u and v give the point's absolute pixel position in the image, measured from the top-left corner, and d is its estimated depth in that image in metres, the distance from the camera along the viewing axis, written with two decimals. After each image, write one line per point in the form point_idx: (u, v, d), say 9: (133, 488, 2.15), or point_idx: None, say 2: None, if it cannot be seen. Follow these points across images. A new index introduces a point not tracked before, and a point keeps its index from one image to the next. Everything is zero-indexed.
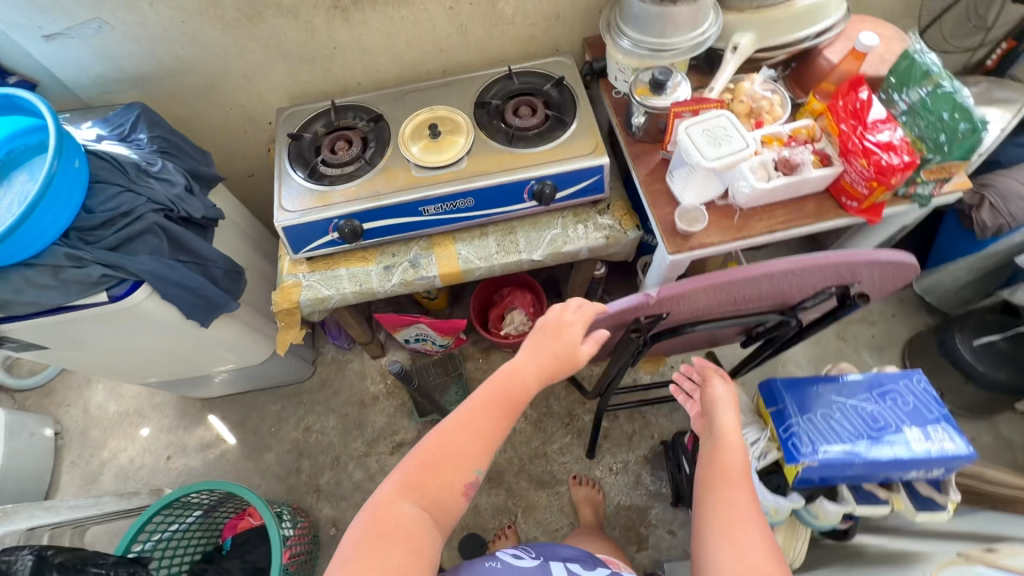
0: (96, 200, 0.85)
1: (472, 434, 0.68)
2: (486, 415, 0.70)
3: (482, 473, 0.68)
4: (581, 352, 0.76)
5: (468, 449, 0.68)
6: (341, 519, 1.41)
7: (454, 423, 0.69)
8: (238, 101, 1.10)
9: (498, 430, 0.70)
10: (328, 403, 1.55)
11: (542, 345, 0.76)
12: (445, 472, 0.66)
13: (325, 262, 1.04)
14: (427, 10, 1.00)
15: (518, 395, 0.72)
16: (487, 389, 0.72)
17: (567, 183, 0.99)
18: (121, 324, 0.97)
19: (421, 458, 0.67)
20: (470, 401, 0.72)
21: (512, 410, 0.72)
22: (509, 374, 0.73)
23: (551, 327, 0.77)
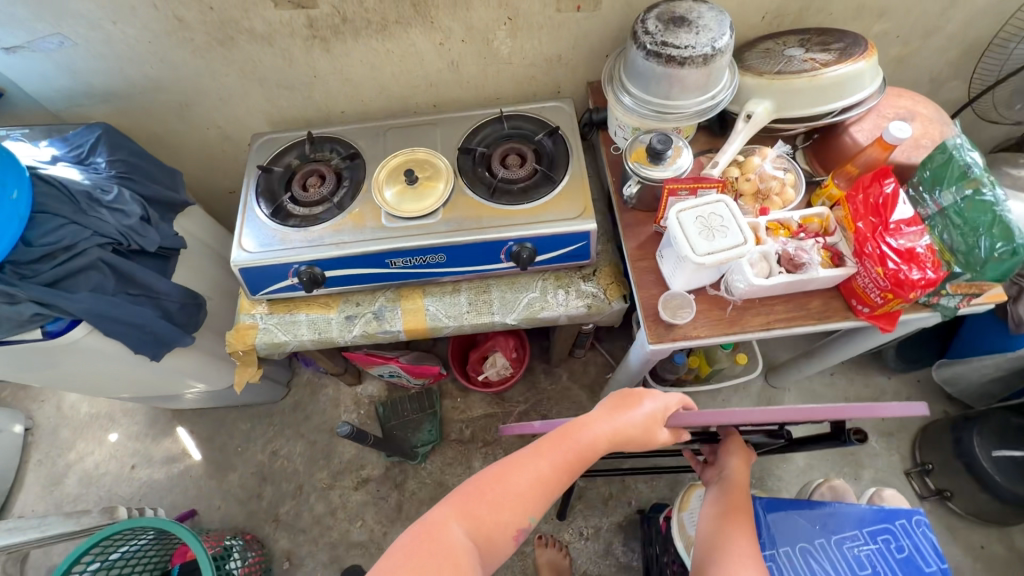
0: (37, 231, 0.80)
1: (532, 477, 0.62)
2: (552, 461, 0.64)
3: (534, 523, 0.62)
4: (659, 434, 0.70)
5: (527, 491, 0.62)
6: (296, 553, 1.36)
7: (517, 457, 0.64)
8: (215, 122, 1.04)
9: (561, 482, 0.64)
10: (298, 428, 1.50)
11: (620, 406, 0.70)
12: (500, 506, 0.60)
13: (285, 305, 0.98)
14: (415, 44, 0.92)
15: (587, 452, 0.66)
16: (555, 433, 0.67)
17: (548, 247, 0.91)
18: (67, 356, 0.92)
19: (477, 484, 0.62)
20: (535, 442, 0.66)
21: (578, 468, 0.65)
22: (580, 426, 0.67)
23: (629, 394, 0.72)
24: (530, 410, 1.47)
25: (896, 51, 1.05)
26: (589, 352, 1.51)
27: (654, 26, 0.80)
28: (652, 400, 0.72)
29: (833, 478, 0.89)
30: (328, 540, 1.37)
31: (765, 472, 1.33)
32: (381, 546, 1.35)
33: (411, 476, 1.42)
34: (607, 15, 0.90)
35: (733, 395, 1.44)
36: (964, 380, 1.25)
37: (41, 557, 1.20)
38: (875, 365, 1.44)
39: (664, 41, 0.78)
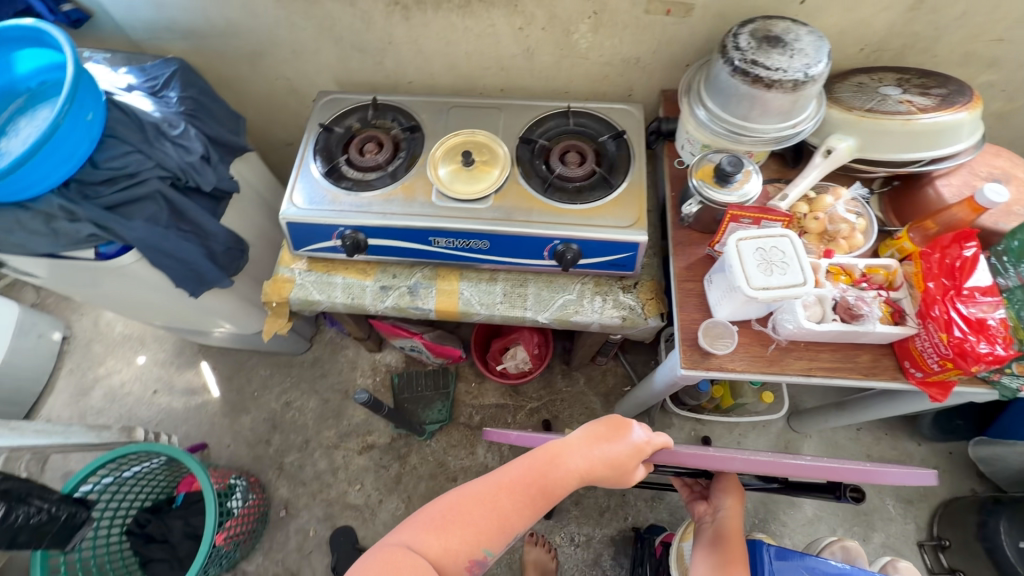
0: (104, 155, 0.82)
1: (491, 512, 0.66)
2: (513, 496, 0.67)
3: (492, 555, 0.66)
4: (632, 472, 0.70)
5: (483, 523, 0.65)
6: (294, 503, 1.40)
7: (479, 489, 0.68)
8: (284, 73, 1.05)
9: (520, 516, 0.67)
10: (314, 383, 1.53)
11: (594, 442, 0.70)
12: (455, 536, 0.64)
13: (324, 265, 0.99)
14: (494, 25, 0.90)
15: (552, 487, 0.68)
16: (520, 466, 0.69)
17: (594, 251, 0.88)
18: (113, 279, 0.95)
19: (439, 512, 0.67)
20: (500, 475, 0.69)
21: (541, 502, 0.68)
22: (546, 459, 0.69)
23: (607, 428, 0.72)
24: (542, 408, 1.46)
25: (997, 106, 0.98)
26: (610, 362, 1.49)
27: (746, 42, 0.76)
28: (629, 436, 0.71)
29: (847, 539, 0.85)
30: (326, 498, 1.40)
31: (770, 515, 1.30)
32: (376, 513, 1.38)
33: (415, 451, 1.44)
34: (697, 23, 0.86)
35: (751, 432, 1.40)
36: (1002, 462, 1.19)
37: (59, 462, 1.26)
38: (906, 429, 1.38)
39: (755, 60, 0.74)
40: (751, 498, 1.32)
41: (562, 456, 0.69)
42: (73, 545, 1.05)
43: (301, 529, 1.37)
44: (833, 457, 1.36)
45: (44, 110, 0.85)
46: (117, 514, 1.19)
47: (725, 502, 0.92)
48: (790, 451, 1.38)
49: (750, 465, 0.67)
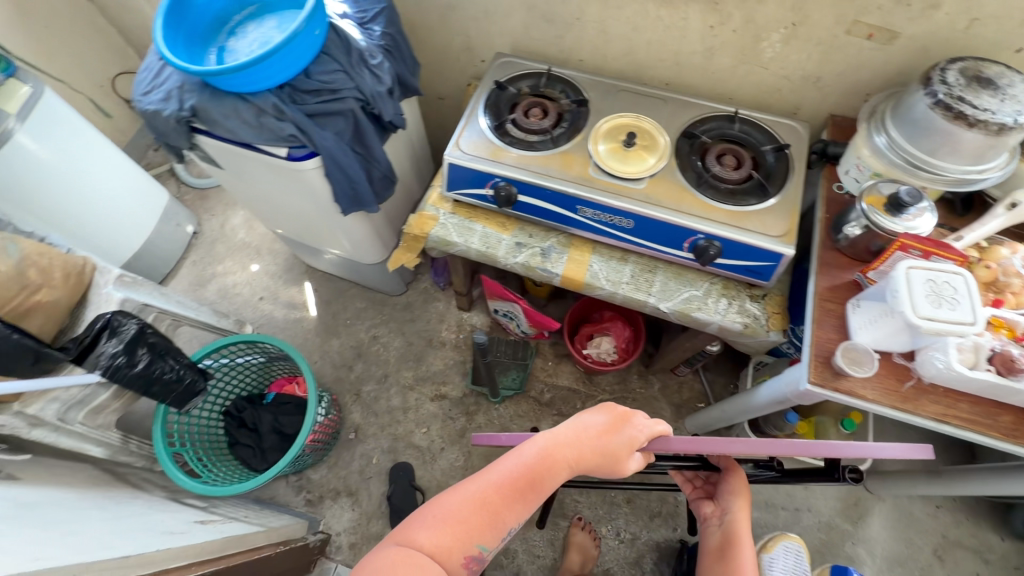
0: (317, 68, 0.91)
1: (482, 507, 0.71)
2: (502, 489, 0.73)
3: (487, 550, 0.70)
4: (622, 457, 0.77)
5: (474, 517, 0.70)
6: (363, 429, 1.48)
7: (469, 488, 0.73)
8: (467, 30, 1.12)
9: (511, 508, 0.72)
10: (402, 325, 1.62)
11: (581, 434, 0.78)
12: (449, 532, 0.69)
13: (467, 210, 1.05)
14: (686, 19, 0.93)
15: (544, 478, 0.75)
16: (507, 462, 0.75)
17: (735, 253, 0.90)
18: (282, 181, 1.05)
19: (438, 509, 0.71)
20: (490, 472, 0.75)
21: (532, 493, 0.74)
22: (534, 450, 0.76)
23: (596, 418, 0.81)
24: (611, 403, 1.48)
25: None
26: (689, 376, 1.49)
27: (954, 78, 0.75)
28: (618, 427, 0.80)
29: None
30: (393, 433, 1.48)
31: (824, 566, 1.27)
32: (436, 458, 1.44)
33: (482, 412, 1.49)
34: (895, 53, 0.86)
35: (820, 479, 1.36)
36: None
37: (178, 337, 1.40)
38: (992, 520, 1.30)
39: (962, 96, 0.73)
40: (808, 544, 1.29)
41: (553, 450, 0.76)
42: (186, 408, 1.17)
43: (365, 456, 1.45)
44: (904, 527, 1.31)
45: (274, 20, 0.96)
46: (220, 393, 1.32)
47: (732, 505, 0.96)
48: (858, 509, 1.33)
49: (749, 448, 0.68)
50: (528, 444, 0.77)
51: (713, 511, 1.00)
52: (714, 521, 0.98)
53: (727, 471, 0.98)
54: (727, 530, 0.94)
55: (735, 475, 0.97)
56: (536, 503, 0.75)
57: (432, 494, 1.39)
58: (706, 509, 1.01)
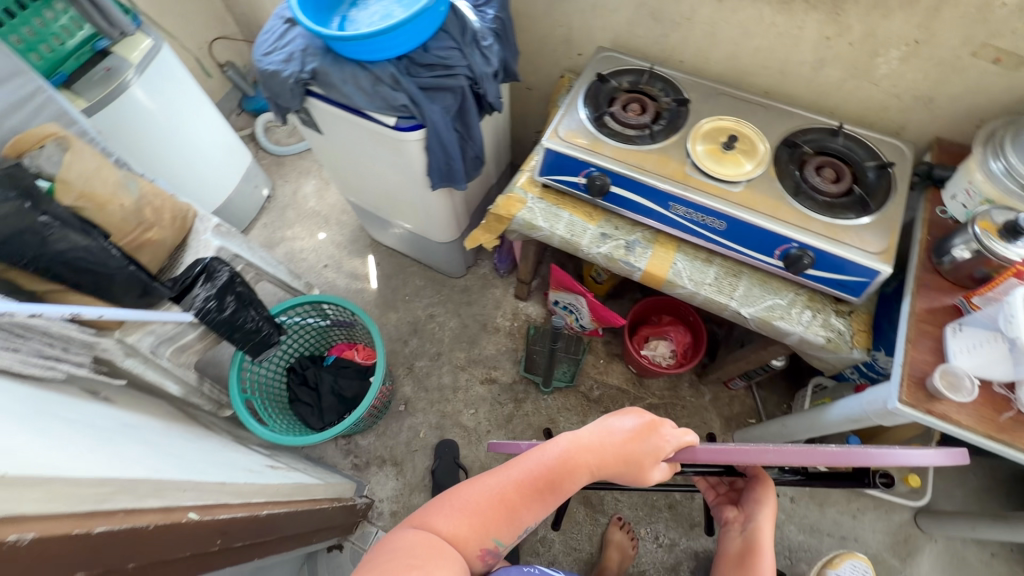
0: (434, 44, 0.94)
1: (499, 502, 0.73)
2: (520, 487, 0.74)
3: (501, 544, 0.73)
4: (645, 466, 0.73)
5: (490, 512, 0.72)
6: (413, 403, 1.51)
7: (489, 482, 0.75)
8: (571, 22, 1.15)
9: (527, 507, 0.73)
10: (459, 307, 1.65)
11: (606, 438, 0.75)
12: (465, 522, 0.71)
13: (555, 197, 1.07)
14: (801, 28, 0.93)
15: (563, 481, 0.74)
16: (526, 461, 0.75)
17: (827, 266, 0.89)
18: (379, 150, 1.08)
19: (458, 500, 0.73)
20: (510, 469, 0.75)
21: (550, 494, 0.74)
22: (556, 451, 0.75)
23: (622, 422, 0.77)
24: (660, 407, 1.48)
25: None
26: (742, 390, 1.48)
27: None
28: (645, 436, 0.75)
29: None
30: (441, 410, 1.50)
31: None
32: (481, 440, 1.46)
33: (530, 400, 1.51)
34: (1021, 80, 0.84)
35: (869, 510, 1.33)
36: None
37: None
38: None
39: None
40: None
41: (573, 454, 0.74)
42: (259, 358, 1.22)
43: (413, 428, 1.48)
44: (956, 570, 1.27)
45: None
46: (287, 349, 1.37)
47: (758, 513, 0.90)
48: (907, 545, 1.30)
49: (783, 458, 0.62)
50: (550, 444, 0.76)
51: (735, 517, 0.94)
52: (736, 526, 0.93)
53: (754, 479, 0.93)
54: (748, 536, 0.88)
55: (762, 483, 0.93)
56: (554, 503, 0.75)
57: (474, 474, 1.41)
58: (729, 514, 0.96)
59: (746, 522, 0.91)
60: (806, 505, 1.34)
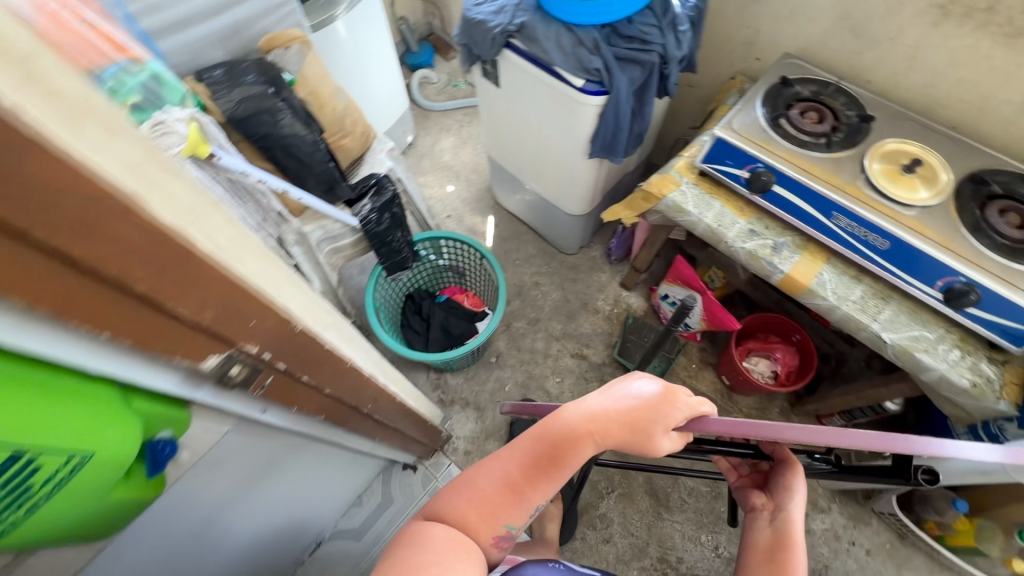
0: (638, 18, 1.00)
1: (503, 484, 0.71)
2: (521, 469, 0.71)
3: (514, 529, 0.71)
4: (646, 432, 0.66)
5: (497, 493, 0.71)
6: (504, 357, 1.59)
7: (493, 464, 0.73)
8: (762, 25, 1.17)
9: (532, 488, 0.71)
10: (564, 281, 1.70)
11: (606, 408, 0.69)
12: (473, 506, 0.70)
13: (709, 187, 1.10)
14: (1020, 66, 0.90)
15: (566, 459, 0.70)
16: (527, 441, 0.72)
17: (993, 309, 0.86)
18: (549, 110, 1.16)
19: (468, 484, 0.73)
20: (513, 449, 0.73)
21: (554, 472, 0.70)
22: (553, 425, 0.71)
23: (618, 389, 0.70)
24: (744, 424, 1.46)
25: None
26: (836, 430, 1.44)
27: None
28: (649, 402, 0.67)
29: None
30: (529, 371, 1.57)
31: None
32: None
33: None
34: None
35: None
36: None
37: None
38: None
39: None
40: None
41: (573, 433, 0.69)
42: (393, 277, 1.34)
43: (499, 381, 1.56)
44: None
45: None
46: (410, 278, 1.50)
47: (794, 502, 0.74)
48: None
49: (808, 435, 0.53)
50: (547, 422, 0.72)
51: (765, 504, 0.77)
52: (763, 514, 0.76)
53: (782, 464, 0.78)
54: (778, 527, 0.72)
55: (794, 468, 0.76)
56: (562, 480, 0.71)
57: None
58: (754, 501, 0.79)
59: (778, 512, 0.75)
60: (882, 561, 1.29)
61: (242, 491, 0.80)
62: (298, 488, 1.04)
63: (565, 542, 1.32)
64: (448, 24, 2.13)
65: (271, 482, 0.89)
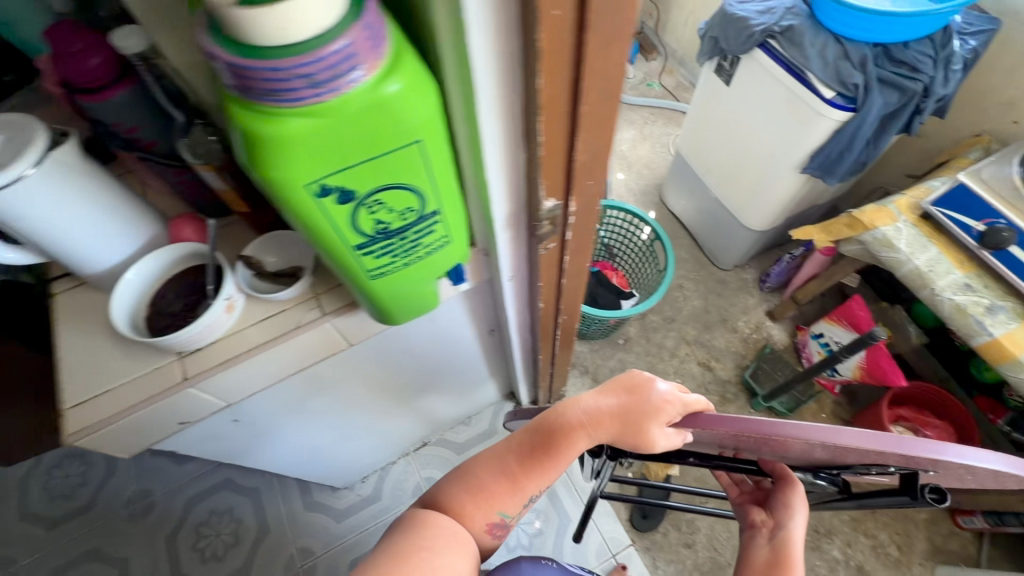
0: (914, 46, 1.00)
1: (500, 475, 0.75)
2: (514, 461, 0.73)
3: (507, 515, 0.77)
4: (640, 429, 0.65)
5: (493, 486, 0.75)
6: (630, 343, 1.63)
7: (489, 457, 0.76)
8: None
9: (527, 478, 0.74)
10: (708, 292, 1.70)
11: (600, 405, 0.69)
12: (468, 497, 0.74)
13: (929, 231, 1.07)
14: None
15: (559, 451, 0.71)
16: (521, 433, 0.74)
17: None
18: (778, 116, 1.18)
19: (465, 473, 0.77)
20: (508, 442, 0.76)
21: (546, 462, 0.72)
22: (549, 419, 0.72)
23: (614, 386, 0.69)
24: None
25: None
26: (970, 534, 1.32)
27: None
28: (643, 396, 0.67)
29: None
30: (652, 363, 1.59)
31: None
32: None
33: (736, 404, 1.52)
34: None
35: None
36: None
37: None
38: None
39: None
40: None
41: (566, 428, 0.70)
42: None
43: (620, 362, 1.60)
44: None
45: None
46: None
47: (795, 521, 0.67)
48: None
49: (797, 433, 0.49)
50: (544, 416, 0.73)
51: (765, 521, 0.71)
52: (762, 532, 0.70)
53: (780, 479, 0.68)
54: (775, 548, 0.67)
55: (793, 487, 0.67)
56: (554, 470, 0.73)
57: None
58: (753, 519, 0.73)
59: (777, 530, 0.68)
60: None
61: (432, 346, 0.95)
62: (451, 377, 1.18)
63: (645, 530, 1.34)
64: (664, 27, 2.20)
65: (445, 356, 1.03)
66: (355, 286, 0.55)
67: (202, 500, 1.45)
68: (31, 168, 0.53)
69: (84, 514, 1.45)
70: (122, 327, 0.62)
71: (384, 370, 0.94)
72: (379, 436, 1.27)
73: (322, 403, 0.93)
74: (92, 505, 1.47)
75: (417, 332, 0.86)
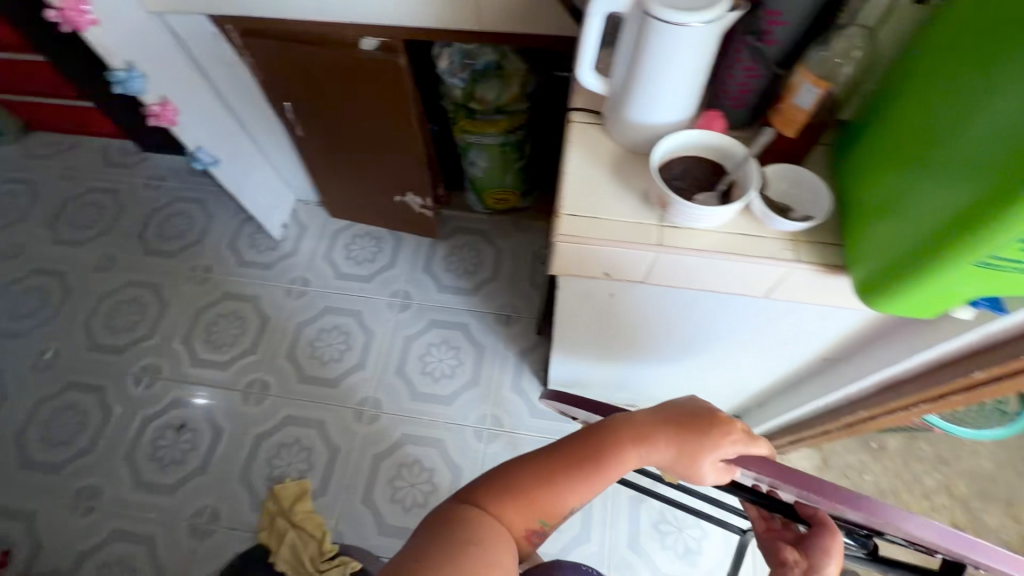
0: None
1: (540, 483, 0.67)
2: (558, 469, 0.67)
3: (548, 525, 0.69)
4: (699, 460, 0.64)
5: (534, 496, 0.67)
6: (883, 454, 1.43)
7: (528, 463, 0.69)
8: None
9: (572, 491, 0.67)
10: (1006, 462, 1.41)
11: (659, 428, 0.67)
12: (507, 503, 0.67)
13: None
14: None
15: (609, 465, 0.67)
16: (569, 443, 0.69)
17: None
18: None
19: (502, 478, 0.68)
20: (551, 450, 0.69)
21: (595, 473, 0.67)
22: (605, 433, 0.68)
23: (677, 415, 0.67)
24: None
25: None
26: None
27: None
28: (702, 430, 0.64)
29: None
30: (898, 488, 1.39)
31: None
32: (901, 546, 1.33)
33: None
34: None
35: None
36: None
37: None
38: None
39: None
40: None
41: (623, 441, 0.67)
42: None
43: (860, 463, 1.43)
44: None
45: None
46: None
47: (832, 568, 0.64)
48: None
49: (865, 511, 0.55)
50: (594, 429, 0.69)
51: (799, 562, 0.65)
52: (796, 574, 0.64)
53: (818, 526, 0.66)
54: None
55: (832, 535, 0.65)
56: (601, 484, 0.68)
57: None
58: (785, 559, 0.66)
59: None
60: None
61: (778, 337, 0.95)
62: (733, 373, 1.17)
63: None
64: None
65: (763, 351, 1.03)
66: (910, 261, 0.56)
67: (441, 327, 1.68)
68: (701, 23, 0.60)
69: (361, 283, 1.77)
70: (653, 169, 0.70)
71: (723, 330, 0.97)
72: (627, 380, 1.32)
73: (657, 325, 0.98)
74: (368, 280, 1.77)
75: (795, 317, 0.86)
